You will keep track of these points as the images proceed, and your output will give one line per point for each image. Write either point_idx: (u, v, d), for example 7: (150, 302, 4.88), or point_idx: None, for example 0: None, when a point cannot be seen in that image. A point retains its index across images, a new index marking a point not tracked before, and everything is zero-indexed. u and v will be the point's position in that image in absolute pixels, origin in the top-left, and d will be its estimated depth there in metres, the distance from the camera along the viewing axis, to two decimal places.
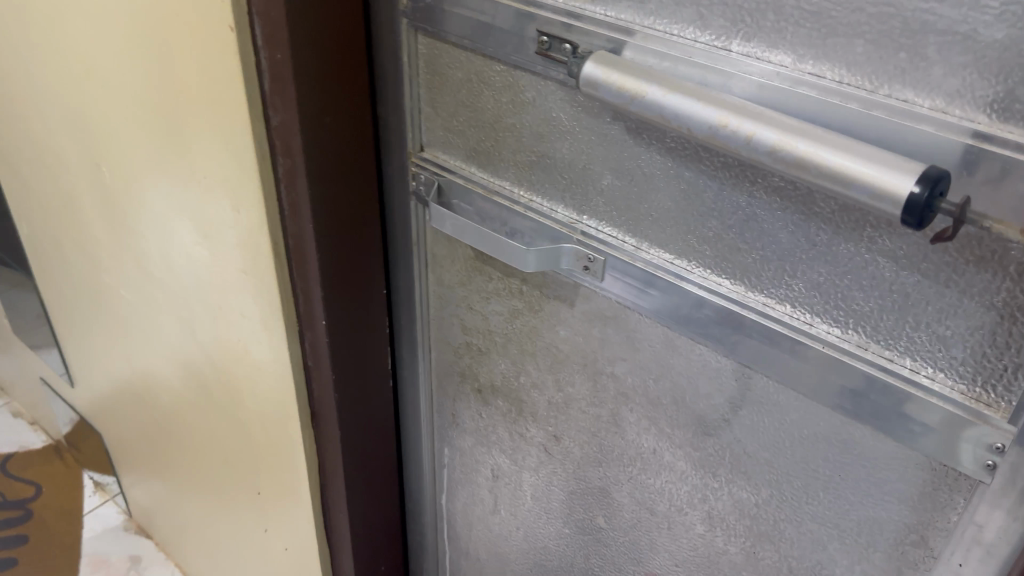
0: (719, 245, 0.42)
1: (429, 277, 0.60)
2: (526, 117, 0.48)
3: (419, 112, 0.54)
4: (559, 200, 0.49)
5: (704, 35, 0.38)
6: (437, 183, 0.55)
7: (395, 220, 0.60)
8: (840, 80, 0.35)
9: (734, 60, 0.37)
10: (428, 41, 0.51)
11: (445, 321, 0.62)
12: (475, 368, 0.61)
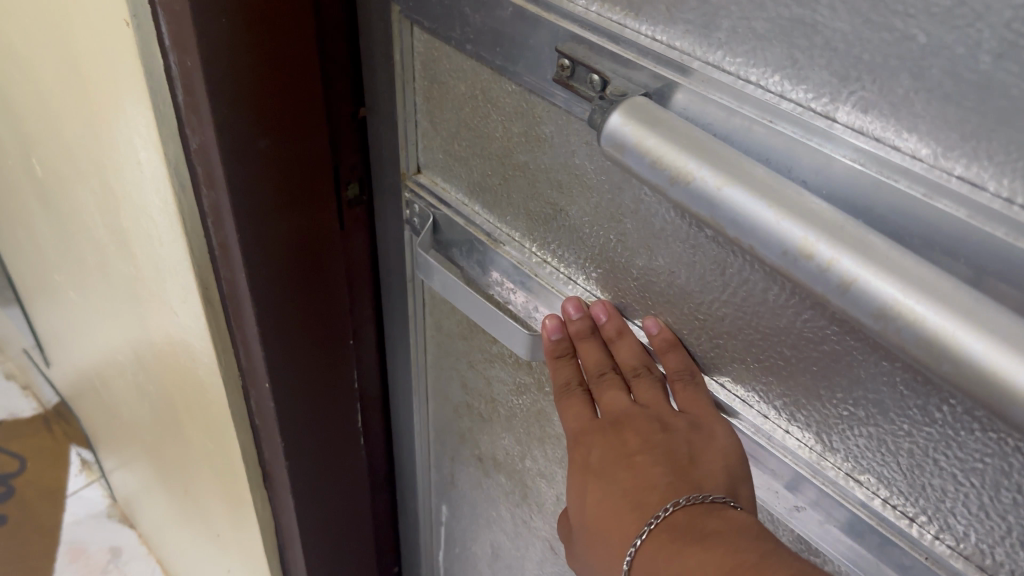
0: (791, 380, 0.30)
1: (429, 318, 0.50)
2: (543, 159, 0.35)
3: (416, 125, 0.42)
4: (575, 267, 0.37)
5: (797, 87, 0.24)
6: (432, 217, 0.44)
7: (386, 244, 0.49)
8: (1013, 200, 0.21)
9: (843, 140, 0.24)
10: (426, 37, 0.38)
11: (443, 372, 0.52)
12: (476, 431, 0.52)
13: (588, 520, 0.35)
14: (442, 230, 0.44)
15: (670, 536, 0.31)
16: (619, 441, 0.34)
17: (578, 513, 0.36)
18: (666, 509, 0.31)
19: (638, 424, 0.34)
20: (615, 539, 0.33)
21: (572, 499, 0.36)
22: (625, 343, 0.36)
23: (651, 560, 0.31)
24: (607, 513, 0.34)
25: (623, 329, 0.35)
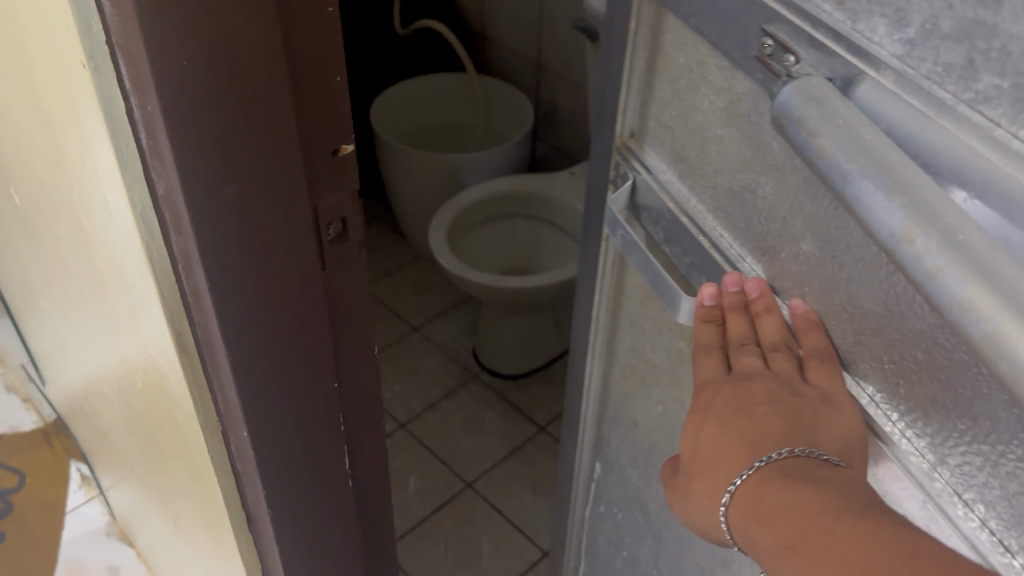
0: (915, 371, 0.38)
1: (613, 283, 0.66)
2: (735, 133, 0.45)
3: (640, 95, 0.54)
4: (744, 237, 0.48)
5: (966, 90, 0.31)
6: (637, 172, 0.56)
7: (596, 186, 0.63)
8: None
9: (993, 137, 0.30)
10: (664, 19, 0.49)
11: (617, 331, 0.68)
12: (642, 340, 0.64)
13: (705, 445, 0.49)
14: (639, 192, 0.56)
15: (777, 472, 0.44)
16: (747, 390, 0.47)
17: (695, 441, 0.50)
18: (781, 455, 0.44)
19: (765, 384, 0.47)
20: (722, 467, 0.48)
21: (692, 430, 0.51)
22: (770, 319, 0.47)
23: (762, 484, 0.44)
24: (724, 442, 0.48)
25: (772, 307, 0.47)
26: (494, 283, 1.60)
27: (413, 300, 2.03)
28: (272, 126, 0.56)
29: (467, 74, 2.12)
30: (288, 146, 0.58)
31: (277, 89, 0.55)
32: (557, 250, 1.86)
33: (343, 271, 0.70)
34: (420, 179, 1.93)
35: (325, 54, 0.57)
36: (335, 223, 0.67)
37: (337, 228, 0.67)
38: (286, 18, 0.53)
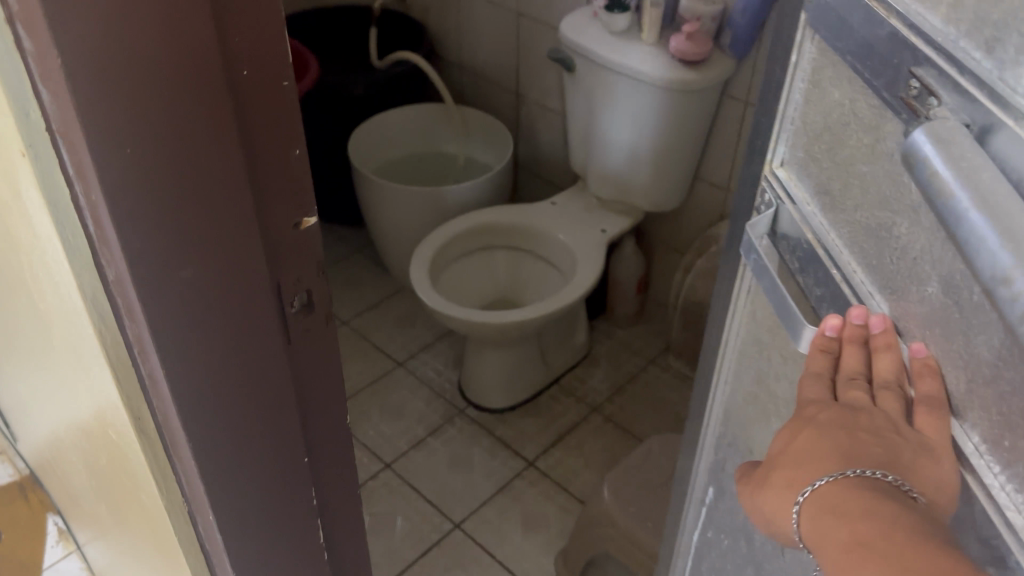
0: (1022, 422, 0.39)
1: (748, 308, 0.68)
2: (878, 170, 0.48)
3: (790, 127, 0.57)
4: (876, 276, 0.50)
5: None
6: (779, 200, 0.60)
7: (741, 210, 0.67)
8: None
9: None
10: (822, 55, 0.52)
11: (745, 360, 0.70)
12: (760, 363, 0.67)
13: (795, 445, 0.54)
14: (779, 218, 0.60)
15: (867, 486, 0.48)
16: (849, 409, 0.51)
17: (787, 442, 0.55)
18: (872, 474, 0.48)
19: (870, 414, 0.50)
20: (808, 470, 0.52)
21: (787, 432, 0.55)
22: (887, 356, 0.49)
23: (847, 491, 0.48)
24: (815, 446, 0.52)
25: (891, 345, 0.49)
26: (477, 319, 1.57)
27: (396, 334, 2.00)
28: (220, 204, 0.44)
29: (445, 105, 2.11)
30: (245, 229, 0.46)
31: (227, 164, 0.43)
32: (542, 282, 1.83)
33: (314, 359, 0.55)
34: (402, 212, 1.91)
35: (280, 120, 0.45)
36: (300, 301, 0.52)
37: (303, 305, 0.52)
38: (232, 77, 0.41)
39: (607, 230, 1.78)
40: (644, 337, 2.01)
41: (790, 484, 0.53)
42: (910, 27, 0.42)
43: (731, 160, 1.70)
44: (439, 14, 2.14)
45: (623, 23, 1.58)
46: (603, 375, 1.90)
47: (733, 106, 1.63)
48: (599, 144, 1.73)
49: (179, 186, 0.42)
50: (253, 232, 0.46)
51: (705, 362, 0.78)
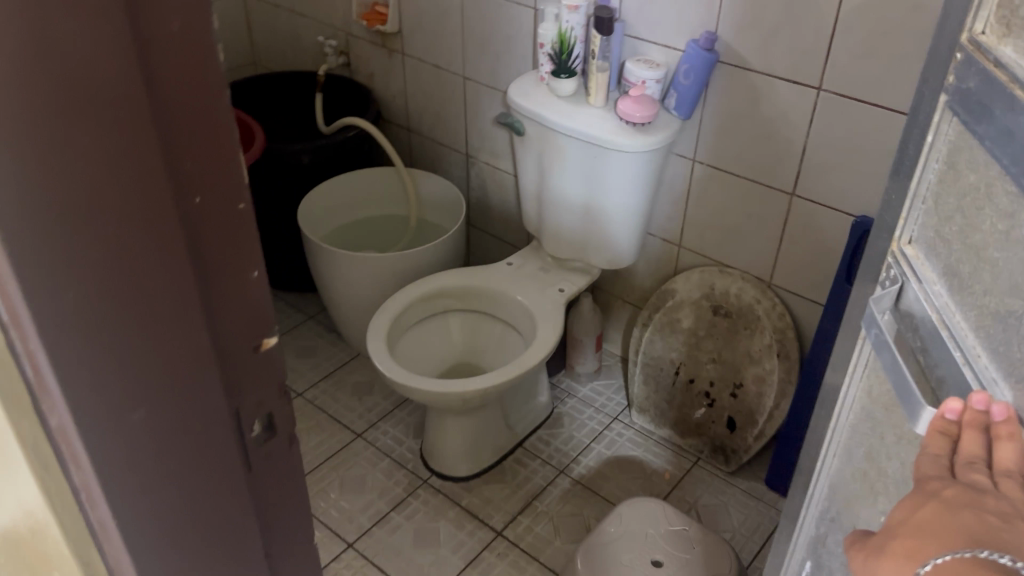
0: None
1: (865, 382, 0.75)
2: (1007, 259, 0.54)
3: (924, 209, 0.65)
4: (998, 360, 0.55)
5: None
6: (905, 276, 0.67)
7: (870, 283, 0.74)
8: None
9: None
10: (960, 136, 0.59)
11: (858, 435, 0.76)
12: (873, 439, 0.73)
13: (917, 517, 0.56)
14: (903, 294, 0.67)
15: (982, 564, 0.49)
16: (974, 489, 0.54)
17: (910, 514, 0.57)
18: (990, 555, 0.49)
19: (994, 499, 0.52)
20: (931, 543, 0.53)
21: (909, 505, 0.58)
22: (1008, 445, 0.53)
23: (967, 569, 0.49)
24: (939, 519, 0.54)
25: (1013, 434, 0.53)
26: (438, 390, 1.53)
27: (353, 404, 1.95)
28: (175, 337, 0.41)
29: (395, 169, 2.09)
30: (203, 358, 0.43)
31: (180, 296, 0.41)
32: (501, 345, 1.81)
33: (278, 482, 0.53)
34: (357, 280, 1.87)
35: (237, 245, 0.42)
36: (261, 425, 0.49)
37: (264, 429, 0.50)
38: (183, 206, 0.39)
39: (565, 290, 1.77)
40: (606, 393, 2.00)
41: (910, 556, 0.55)
42: None
43: (682, 217, 1.72)
44: (384, 78, 2.13)
45: (570, 88, 1.60)
46: (567, 435, 1.88)
47: (681, 164, 1.65)
48: (554, 205, 1.73)
49: (128, 326, 0.39)
50: (211, 360, 0.44)
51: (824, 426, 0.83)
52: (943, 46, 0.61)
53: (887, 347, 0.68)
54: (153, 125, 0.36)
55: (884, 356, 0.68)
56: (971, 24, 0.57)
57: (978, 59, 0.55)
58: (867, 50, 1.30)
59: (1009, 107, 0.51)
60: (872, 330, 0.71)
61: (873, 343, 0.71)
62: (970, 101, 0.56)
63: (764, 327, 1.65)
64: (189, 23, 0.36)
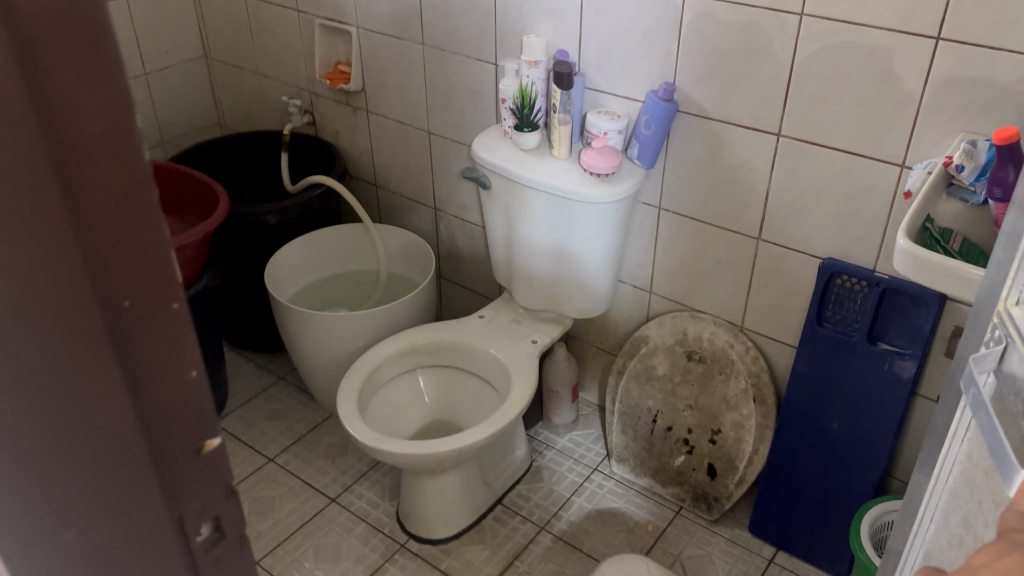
0: None
1: (965, 447, 0.72)
2: None
3: None
4: None
5: None
6: (1007, 338, 0.64)
7: (971, 341, 0.72)
8: None
9: None
10: None
11: (956, 500, 0.73)
12: (970, 508, 0.70)
13: None
14: (1004, 356, 0.64)
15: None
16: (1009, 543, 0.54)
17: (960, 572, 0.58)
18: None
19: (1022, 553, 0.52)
20: None
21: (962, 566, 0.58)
22: None
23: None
24: None
25: None
26: (412, 451, 1.50)
27: (327, 468, 1.90)
28: (108, 448, 0.39)
29: (363, 225, 2.07)
30: (139, 464, 0.41)
31: (113, 405, 0.39)
32: (476, 400, 1.79)
33: None
34: (327, 340, 1.84)
35: (175, 348, 0.41)
36: (208, 528, 0.47)
37: (213, 532, 0.47)
38: (110, 311, 0.37)
39: (538, 341, 1.76)
40: (585, 443, 1.97)
41: None
42: None
43: (651, 264, 1.72)
44: (350, 135, 2.13)
45: (533, 141, 1.61)
46: (547, 488, 1.84)
47: (647, 212, 1.65)
48: (523, 257, 1.72)
49: (55, 439, 0.37)
50: (148, 466, 0.42)
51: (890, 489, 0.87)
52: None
53: (986, 411, 0.65)
54: (72, 233, 0.35)
55: (984, 418, 0.65)
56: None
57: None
58: (824, 96, 1.32)
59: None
60: (971, 390, 0.68)
61: (974, 404, 0.67)
62: None
63: (739, 371, 1.65)
64: (110, 127, 0.34)
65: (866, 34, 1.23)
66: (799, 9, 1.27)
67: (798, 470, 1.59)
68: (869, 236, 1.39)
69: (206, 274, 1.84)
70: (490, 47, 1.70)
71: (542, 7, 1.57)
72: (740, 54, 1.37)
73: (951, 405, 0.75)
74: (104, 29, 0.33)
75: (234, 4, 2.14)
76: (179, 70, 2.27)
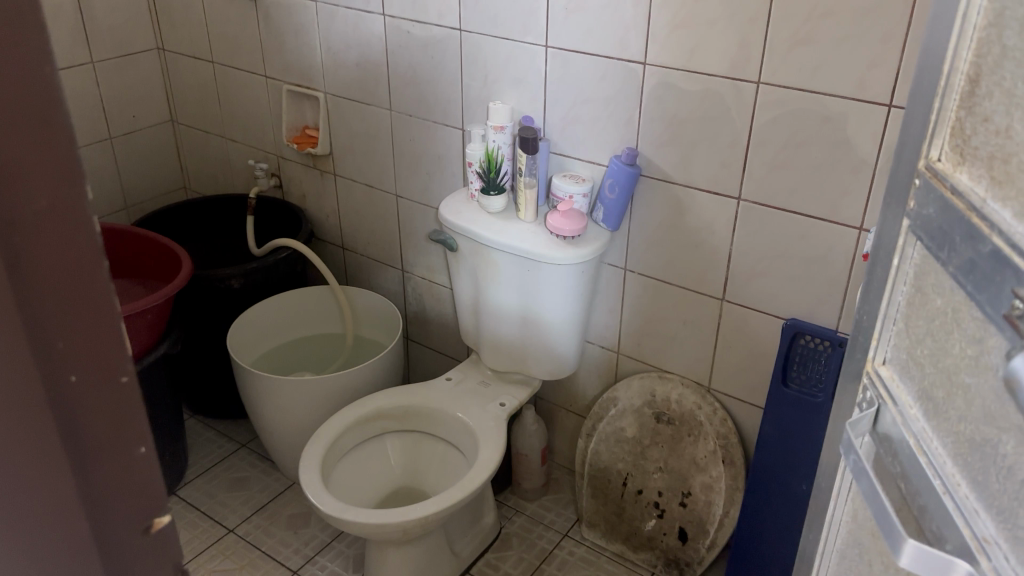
0: None
1: (850, 507, 0.79)
2: (981, 385, 0.57)
3: (892, 333, 0.71)
4: (981, 493, 0.56)
5: None
6: (878, 403, 0.72)
7: (847, 403, 0.79)
8: None
9: None
10: (924, 255, 0.65)
11: (846, 559, 0.79)
12: (859, 564, 0.76)
13: None
14: (880, 419, 0.72)
15: None
16: None
17: None
18: None
19: None
20: None
21: None
22: None
23: None
24: None
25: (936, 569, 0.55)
26: (375, 521, 1.46)
27: (289, 538, 1.84)
28: (46, 532, 0.38)
29: (330, 287, 2.06)
30: (80, 547, 0.39)
31: (55, 486, 0.37)
32: (443, 465, 1.75)
33: None
34: (290, 406, 1.81)
35: (123, 422, 0.39)
36: None
37: None
38: (56, 388, 0.36)
39: (505, 404, 1.73)
40: (555, 509, 1.93)
41: None
42: (1011, 248, 0.51)
43: (618, 325, 1.72)
44: (316, 198, 2.13)
45: (499, 204, 1.62)
46: (516, 557, 1.80)
47: (613, 273, 1.67)
48: (490, 320, 1.72)
49: None
50: (91, 550, 0.40)
51: (811, 539, 0.87)
52: (901, 174, 0.68)
53: (866, 477, 0.69)
54: (17, 310, 0.34)
55: (863, 484, 0.69)
56: (928, 152, 0.64)
57: (934, 186, 0.62)
58: (783, 161, 1.35)
59: (967, 235, 0.56)
60: (849, 455, 0.74)
61: (852, 469, 0.73)
62: (927, 221, 0.63)
63: (707, 433, 1.64)
64: (56, 199, 0.34)
65: (821, 101, 1.27)
66: (756, 78, 1.32)
67: (768, 534, 1.58)
68: (831, 297, 1.41)
69: (167, 340, 1.80)
70: (457, 113, 1.72)
71: (507, 75, 1.61)
72: (700, 121, 1.41)
73: (835, 464, 0.82)
74: (56, 101, 0.33)
75: (203, 70, 2.16)
76: (145, 134, 2.27)
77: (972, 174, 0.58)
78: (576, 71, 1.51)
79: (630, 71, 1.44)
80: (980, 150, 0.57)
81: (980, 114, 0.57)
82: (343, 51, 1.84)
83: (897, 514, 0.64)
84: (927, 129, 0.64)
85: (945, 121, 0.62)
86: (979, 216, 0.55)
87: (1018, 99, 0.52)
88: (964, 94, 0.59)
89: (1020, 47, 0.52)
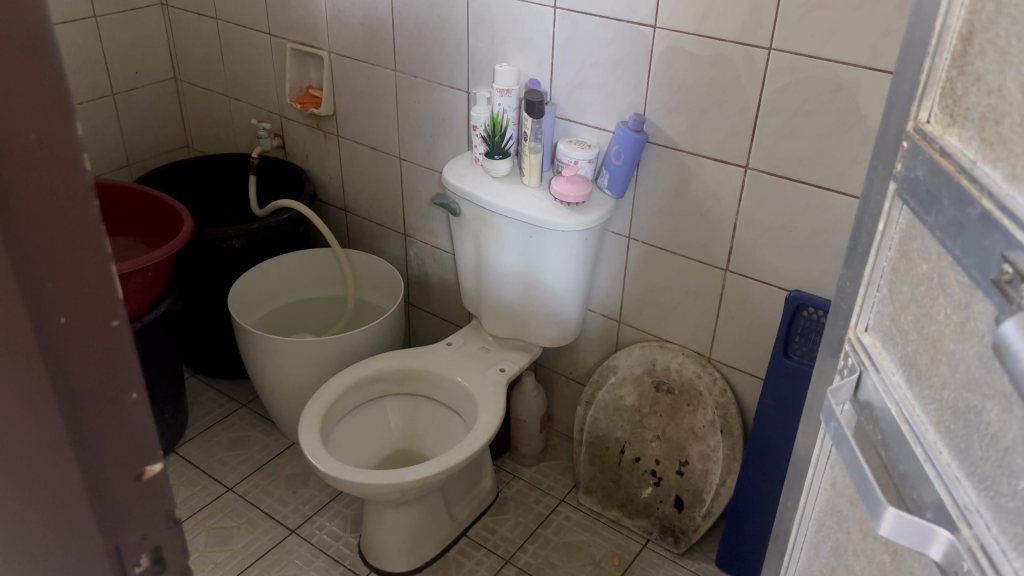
0: None
1: (828, 475, 0.78)
2: (967, 349, 0.56)
3: (875, 299, 0.70)
4: (962, 459, 0.56)
5: None
6: (860, 370, 0.72)
7: (829, 369, 0.79)
8: None
9: None
10: (911, 221, 0.64)
11: (825, 528, 0.79)
12: (839, 532, 0.76)
13: None
14: (861, 386, 0.71)
15: None
16: None
17: None
18: None
19: None
20: None
21: None
22: None
23: None
24: None
25: None
26: (373, 482, 1.47)
27: (287, 498, 1.86)
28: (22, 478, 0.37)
29: (331, 250, 2.05)
30: (70, 493, 0.39)
31: (40, 430, 0.37)
32: (442, 429, 1.76)
33: None
34: (287, 366, 1.81)
35: (110, 365, 0.39)
36: (147, 559, 0.44)
37: (151, 564, 0.45)
38: (45, 329, 0.35)
39: (506, 369, 1.74)
40: (552, 475, 1.94)
41: None
42: (1001, 210, 0.50)
43: (621, 292, 1.71)
44: (319, 160, 2.11)
45: (504, 168, 1.60)
46: (512, 520, 1.82)
47: (617, 241, 1.65)
48: (493, 283, 1.71)
49: None
50: (82, 497, 0.40)
51: (790, 507, 0.87)
52: (889, 137, 0.67)
53: (846, 444, 0.69)
54: (5, 248, 0.33)
55: (844, 453, 0.68)
56: (917, 114, 0.62)
57: (922, 148, 0.61)
58: (790, 130, 1.33)
59: (957, 199, 0.55)
60: (830, 424, 0.74)
61: (833, 437, 0.72)
62: (916, 186, 0.62)
63: (707, 403, 1.64)
64: (45, 133, 0.33)
65: (832, 68, 1.25)
66: (766, 44, 1.29)
67: (763, 504, 1.59)
68: (835, 268, 1.40)
69: (167, 297, 1.80)
70: (462, 75, 1.70)
71: (513, 36, 1.58)
72: (708, 87, 1.38)
73: (813, 431, 0.82)
74: (43, 30, 0.31)
75: (206, 27, 2.13)
76: (148, 91, 2.25)
77: (961, 136, 0.56)
78: (584, 34, 1.48)
79: (640, 34, 1.42)
80: (970, 111, 0.56)
81: (971, 73, 0.56)
82: (348, 9, 1.81)
83: (877, 482, 0.63)
84: (916, 89, 0.62)
85: (935, 82, 0.60)
86: (969, 178, 0.54)
87: (1012, 57, 0.51)
88: (955, 53, 0.58)
89: (1016, 4, 0.50)
